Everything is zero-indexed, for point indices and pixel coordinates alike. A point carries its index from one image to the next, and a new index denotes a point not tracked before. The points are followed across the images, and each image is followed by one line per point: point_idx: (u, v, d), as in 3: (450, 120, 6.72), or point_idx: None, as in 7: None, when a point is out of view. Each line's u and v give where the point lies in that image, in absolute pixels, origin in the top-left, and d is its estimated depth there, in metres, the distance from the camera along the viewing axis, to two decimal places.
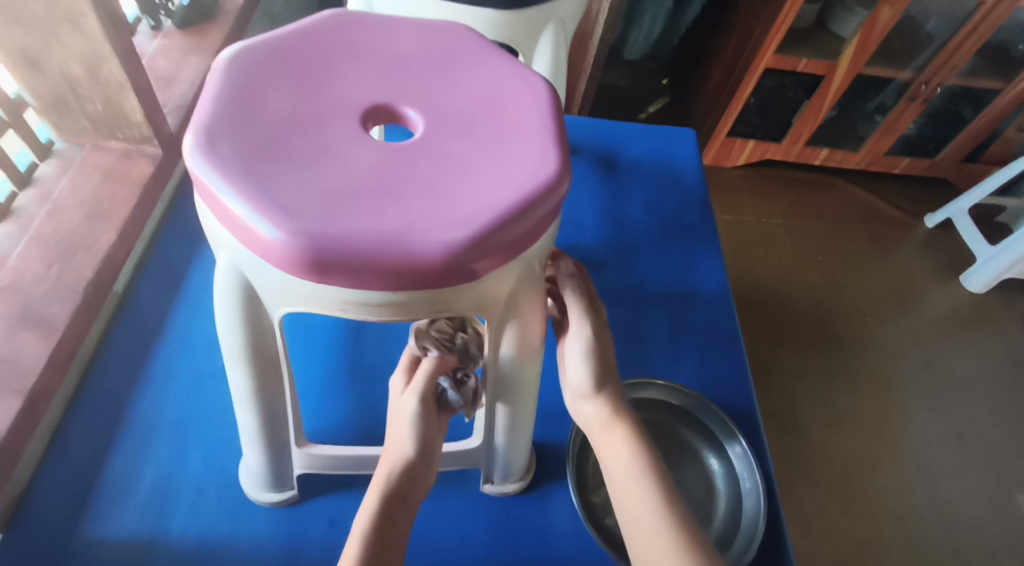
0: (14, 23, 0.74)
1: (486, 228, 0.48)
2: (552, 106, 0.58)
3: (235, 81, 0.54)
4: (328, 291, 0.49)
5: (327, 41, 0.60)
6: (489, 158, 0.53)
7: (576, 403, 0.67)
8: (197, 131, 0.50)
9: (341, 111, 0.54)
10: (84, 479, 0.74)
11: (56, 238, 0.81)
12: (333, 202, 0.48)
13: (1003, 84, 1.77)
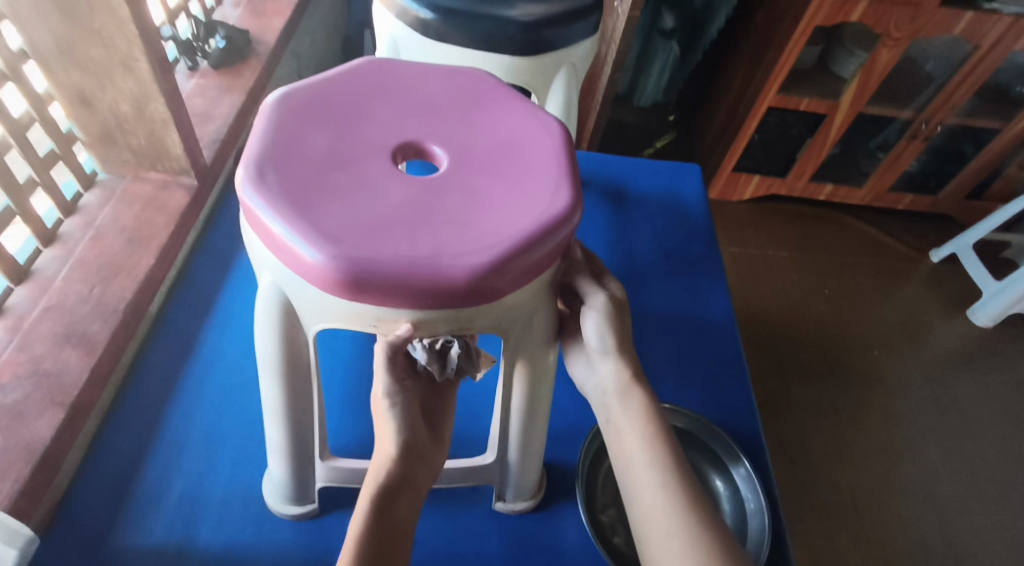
0: (74, 67, 0.81)
1: (506, 256, 0.53)
2: (567, 143, 0.63)
3: (281, 121, 0.59)
4: (360, 309, 0.54)
5: (362, 83, 0.66)
6: (510, 191, 0.57)
7: (594, 366, 0.69)
8: (248, 166, 0.55)
9: (375, 147, 0.59)
10: (118, 489, 0.78)
11: (98, 261, 0.86)
12: (368, 230, 0.52)
13: (1002, 124, 1.82)
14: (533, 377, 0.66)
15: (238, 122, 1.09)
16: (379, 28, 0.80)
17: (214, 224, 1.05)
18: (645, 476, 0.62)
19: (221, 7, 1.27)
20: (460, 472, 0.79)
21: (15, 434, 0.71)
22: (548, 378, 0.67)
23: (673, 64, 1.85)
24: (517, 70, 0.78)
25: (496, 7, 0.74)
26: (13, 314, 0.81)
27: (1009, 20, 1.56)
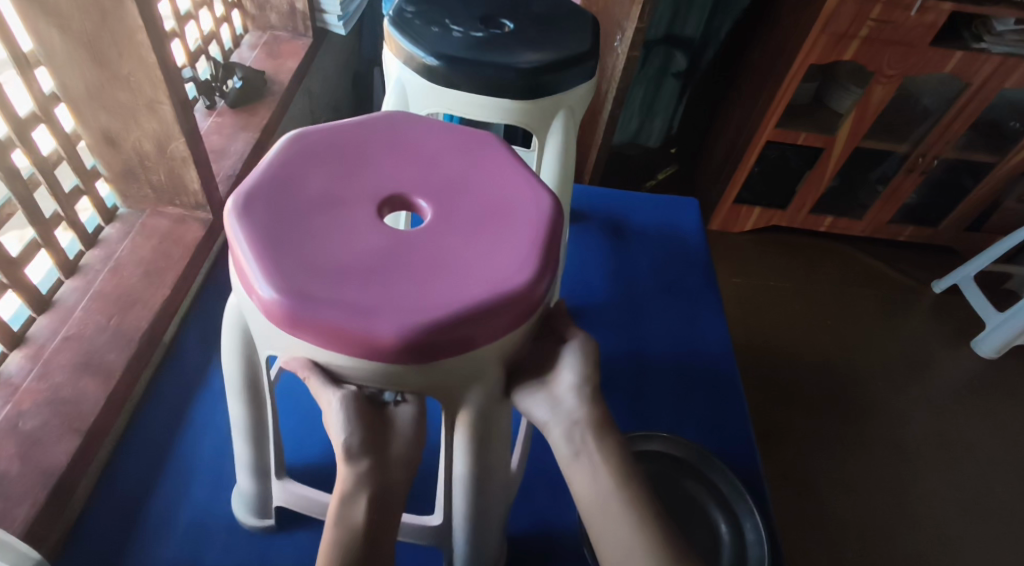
0: (102, 109, 0.86)
1: (445, 324, 0.52)
2: (553, 221, 0.61)
3: (283, 156, 0.62)
4: (305, 348, 0.55)
5: (371, 129, 0.67)
6: (479, 256, 0.57)
7: (563, 418, 0.66)
8: (237, 194, 0.58)
9: (359, 194, 0.60)
10: (129, 515, 0.80)
11: (117, 292, 0.90)
12: (323, 275, 0.53)
13: (997, 158, 1.86)
14: (476, 429, 0.63)
15: (252, 158, 1.14)
16: (387, 73, 0.84)
17: (226, 254, 1.08)
18: (616, 520, 0.61)
19: (238, 49, 1.33)
20: (409, 526, 0.77)
21: (32, 460, 0.74)
22: (497, 430, 0.64)
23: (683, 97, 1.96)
24: (518, 112, 0.80)
25: (498, 55, 0.78)
26: (35, 343, 0.84)
27: (999, 60, 1.61)
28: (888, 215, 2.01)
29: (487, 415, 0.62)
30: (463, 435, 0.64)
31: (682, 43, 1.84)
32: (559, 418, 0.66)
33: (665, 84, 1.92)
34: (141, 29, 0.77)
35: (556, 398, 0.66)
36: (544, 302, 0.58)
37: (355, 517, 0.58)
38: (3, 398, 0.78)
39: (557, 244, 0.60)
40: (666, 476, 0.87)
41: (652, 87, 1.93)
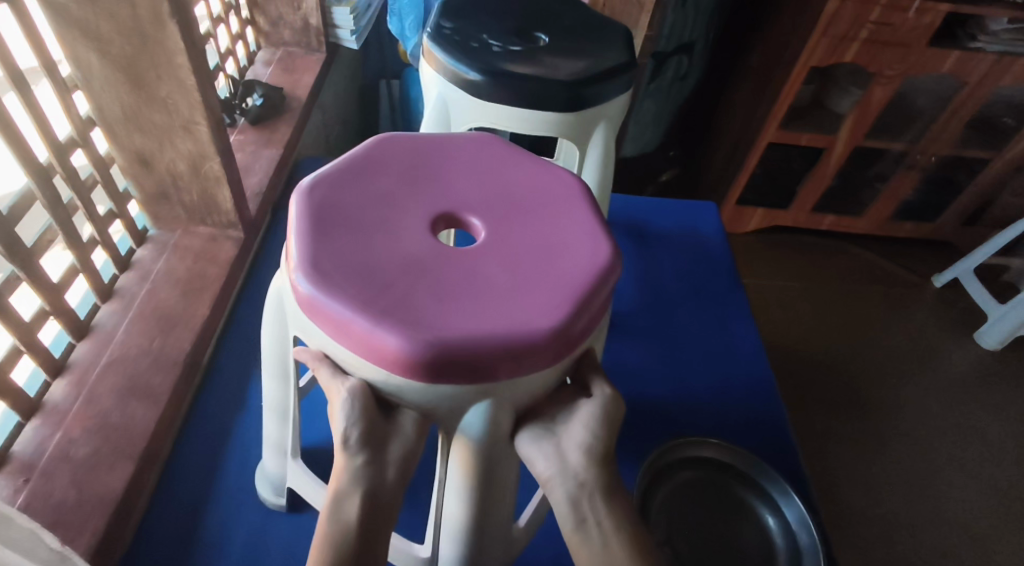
0: (138, 131, 0.86)
1: (448, 347, 0.52)
2: (601, 276, 0.59)
3: (365, 153, 0.66)
4: (322, 332, 0.57)
5: (454, 148, 0.70)
6: (511, 291, 0.56)
7: (569, 477, 0.61)
8: (314, 177, 0.63)
9: (418, 205, 0.62)
10: (183, 539, 0.79)
11: (156, 314, 0.89)
12: (353, 270, 0.55)
13: (992, 154, 1.89)
14: (474, 459, 0.61)
15: (276, 175, 1.14)
16: (426, 89, 0.86)
17: (258, 272, 1.08)
18: None
19: (252, 65, 1.32)
20: (399, 553, 0.74)
21: (87, 487, 0.73)
22: (501, 464, 0.62)
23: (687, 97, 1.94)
24: (558, 125, 0.81)
25: (538, 69, 0.80)
26: (78, 369, 0.83)
27: (995, 56, 1.64)
28: (888, 211, 2.04)
29: (490, 447, 0.60)
30: (459, 465, 0.62)
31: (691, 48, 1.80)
32: (563, 476, 0.61)
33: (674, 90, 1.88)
34: (181, 52, 0.77)
35: (561, 455, 0.62)
36: (567, 352, 0.56)
37: (347, 517, 0.57)
38: (53, 426, 0.78)
39: (596, 301, 0.58)
40: (717, 484, 0.88)
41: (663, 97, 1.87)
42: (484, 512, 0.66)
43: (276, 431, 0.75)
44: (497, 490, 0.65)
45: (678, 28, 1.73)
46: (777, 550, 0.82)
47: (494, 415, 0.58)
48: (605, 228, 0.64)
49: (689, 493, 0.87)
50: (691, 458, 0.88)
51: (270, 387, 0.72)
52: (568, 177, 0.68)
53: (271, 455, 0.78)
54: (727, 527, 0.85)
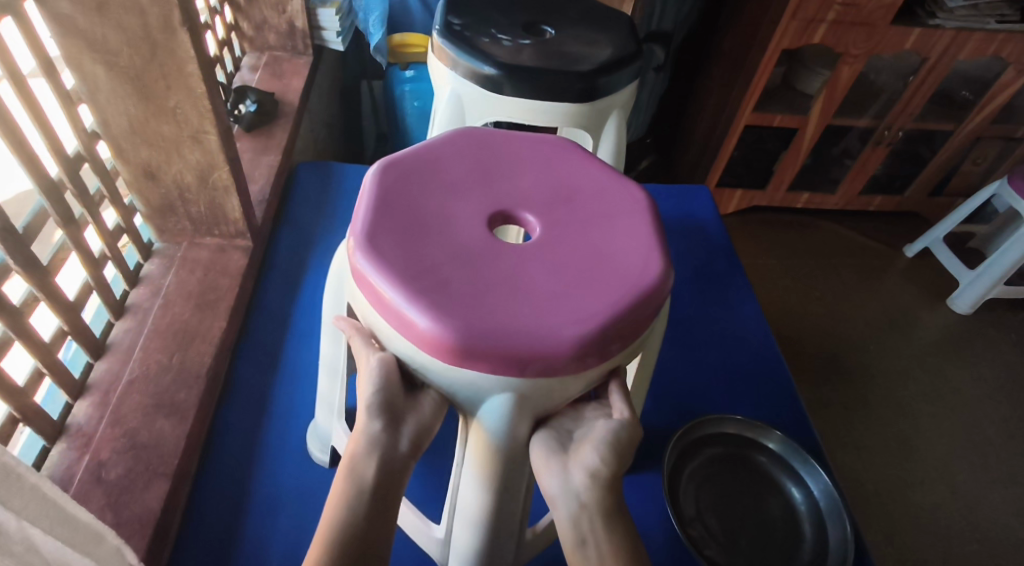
0: (145, 143, 0.84)
1: (473, 339, 0.50)
2: (648, 297, 0.55)
3: (443, 140, 0.67)
4: (364, 303, 0.57)
5: (527, 146, 0.68)
6: (551, 294, 0.54)
7: (571, 490, 0.57)
8: (394, 155, 0.64)
9: (478, 195, 0.61)
10: (222, 553, 0.77)
11: (173, 329, 0.88)
12: (403, 250, 0.55)
13: (953, 127, 1.96)
14: (491, 452, 0.57)
15: (276, 182, 1.13)
16: (438, 87, 0.87)
17: (266, 280, 1.06)
18: None
19: (239, 71, 1.30)
20: (418, 530, 0.72)
21: (124, 509, 0.71)
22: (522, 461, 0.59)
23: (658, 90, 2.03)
24: (575, 115, 0.83)
25: (554, 62, 0.82)
26: (99, 390, 0.81)
27: (952, 33, 1.69)
28: (860, 186, 2.10)
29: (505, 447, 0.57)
30: (473, 460, 0.59)
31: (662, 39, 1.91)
32: (567, 492, 0.57)
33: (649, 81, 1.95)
34: (192, 60, 0.76)
35: (566, 474, 0.57)
36: (597, 361, 0.53)
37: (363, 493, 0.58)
38: (79, 449, 0.76)
39: (637, 319, 0.54)
40: (741, 457, 0.90)
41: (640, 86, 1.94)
42: (502, 512, 0.62)
43: (325, 388, 0.78)
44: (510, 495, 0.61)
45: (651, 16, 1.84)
46: (801, 519, 0.85)
47: (516, 415, 0.55)
48: (664, 250, 0.59)
49: (715, 468, 0.89)
50: (716, 434, 0.90)
51: (326, 349, 0.74)
52: (640, 193, 0.64)
53: (321, 412, 0.81)
54: (752, 498, 0.87)
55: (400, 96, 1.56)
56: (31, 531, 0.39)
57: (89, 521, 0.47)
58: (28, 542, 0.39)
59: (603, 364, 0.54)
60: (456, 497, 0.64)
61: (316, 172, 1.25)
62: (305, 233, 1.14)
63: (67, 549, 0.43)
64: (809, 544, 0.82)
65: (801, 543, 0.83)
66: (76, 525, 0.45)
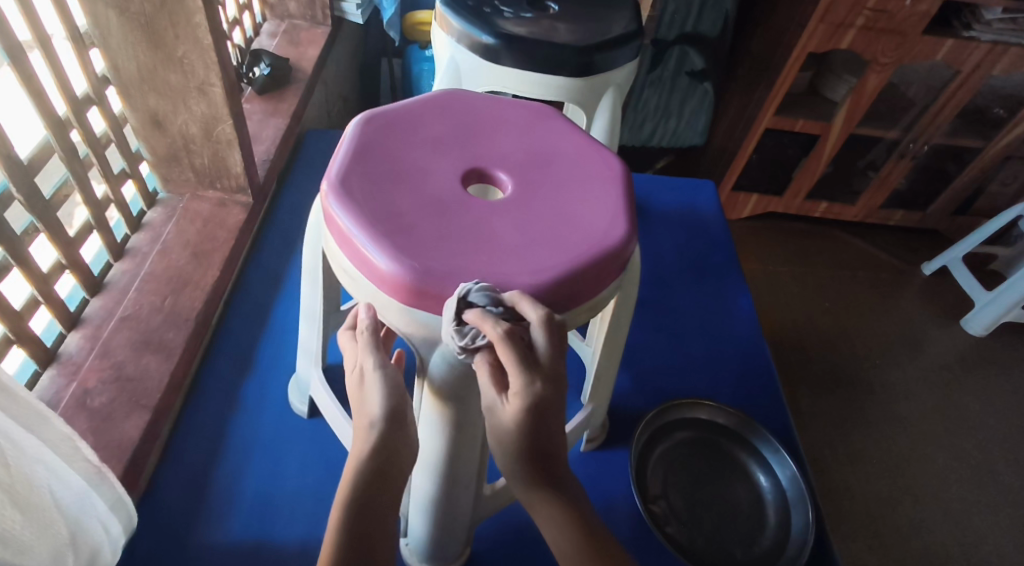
0: (152, 91, 0.87)
1: (429, 282, 0.51)
2: (608, 259, 0.56)
3: (429, 101, 0.68)
4: (333, 246, 0.59)
5: (512, 112, 0.69)
6: (512, 247, 0.55)
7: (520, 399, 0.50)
8: (379, 109, 0.65)
9: (454, 152, 0.62)
10: (195, 491, 0.80)
11: (168, 274, 0.90)
12: (372, 195, 0.56)
13: (983, 144, 1.89)
14: (443, 407, 0.59)
15: (283, 144, 1.16)
16: (438, 54, 0.90)
17: (264, 238, 1.08)
18: None
19: (257, 37, 1.33)
20: None
21: (104, 436, 0.74)
22: (474, 416, 0.60)
23: (706, 98, 1.86)
24: (571, 90, 0.85)
25: (552, 36, 0.84)
26: (91, 324, 0.84)
27: (987, 46, 1.63)
28: (880, 200, 2.05)
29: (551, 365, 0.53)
30: (428, 417, 0.61)
31: (699, 41, 1.74)
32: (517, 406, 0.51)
33: (680, 86, 1.82)
34: (199, 11, 0.79)
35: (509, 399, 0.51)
36: (549, 314, 0.54)
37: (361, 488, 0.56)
38: (68, 376, 0.79)
39: (593, 278, 0.55)
40: (711, 443, 0.91)
41: (667, 90, 1.82)
42: (457, 467, 0.63)
43: (305, 336, 0.80)
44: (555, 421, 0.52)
45: (679, 16, 1.69)
46: (767, 507, 0.86)
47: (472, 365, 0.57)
48: (631, 218, 0.60)
49: (685, 452, 0.90)
50: (689, 418, 0.91)
51: (304, 295, 0.76)
52: (617, 164, 0.65)
53: (302, 360, 0.83)
54: (720, 484, 0.88)
55: (418, 75, 1.58)
56: None
57: (31, 399, 0.49)
58: None
59: (556, 318, 0.55)
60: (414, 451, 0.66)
61: (324, 139, 1.27)
62: (307, 198, 1.16)
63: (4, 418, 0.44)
64: (771, 533, 0.83)
65: (764, 531, 0.84)
66: (20, 401, 0.47)
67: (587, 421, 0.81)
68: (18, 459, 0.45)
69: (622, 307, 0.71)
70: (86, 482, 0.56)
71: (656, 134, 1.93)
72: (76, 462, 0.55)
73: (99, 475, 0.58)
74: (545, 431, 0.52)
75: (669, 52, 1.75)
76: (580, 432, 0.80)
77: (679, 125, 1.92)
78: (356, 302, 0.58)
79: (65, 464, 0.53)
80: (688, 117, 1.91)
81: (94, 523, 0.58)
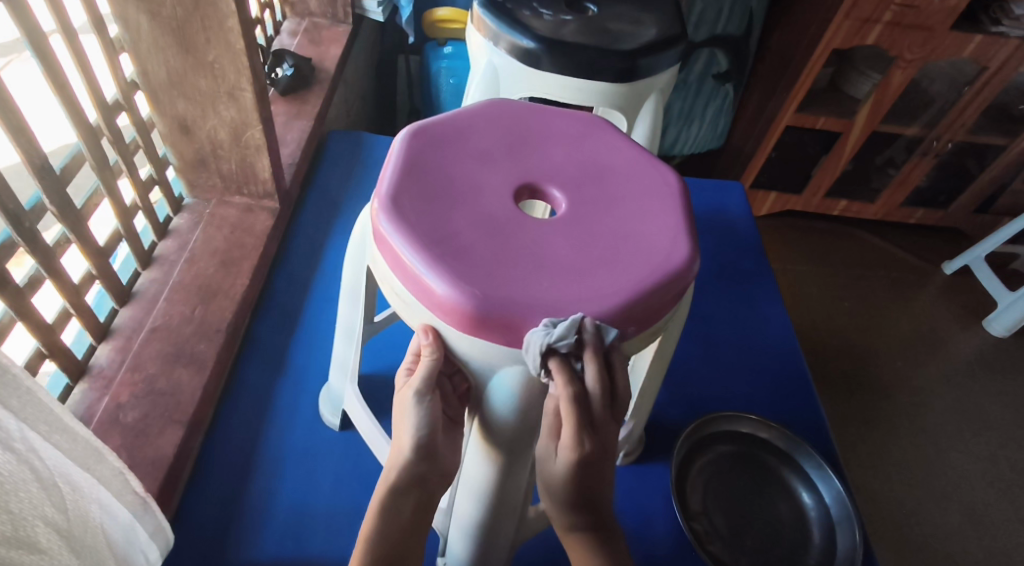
0: (181, 96, 0.85)
1: (491, 308, 0.49)
2: (672, 283, 0.54)
3: (475, 111, 0.65)
4: (384, 265, 0.57)
5: (561, 122, 0.67)
6: (573, 271, 0.53)
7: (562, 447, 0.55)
8: (425, 121, 0.63)
9: (506, 167, 0.60)
10: (229, 505, 0.78)
11: (196, 283, 0.88)
12: (425, 215, 0.54)
13: (1007, 142, 1.82)
14: (492, 439, 0.58)
15: (307, 147, 1.14)
16: (475, 57, 0.90)
17: (291, 244, 1.07)
18: None
19: (278, 36, 1.31)
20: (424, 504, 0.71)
21: (138, 452, 0.73)
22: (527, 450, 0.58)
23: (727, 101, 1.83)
24: (612, 94, 0.85)
25: (592, 40, 0.84)
26: (122, 335, 0.83)
27: (1016, 43, 1.56)
28: (900, 198, 1.97)
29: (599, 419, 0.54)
30: (477, 444, 0.59)
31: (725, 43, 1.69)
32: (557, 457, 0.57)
33: (705, 89, 1.78)
34: (232, 15, 0.76)
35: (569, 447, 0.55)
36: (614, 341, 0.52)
37: (400, 514, 0.56)
38: (100, 390, 0.77)
39: (656, 303, 0.53)
40: (753, 458, 0.89)
41: (691, 94, 1.78)
42: (506, 490, 0.61)
43: (341, 350, 0.78)
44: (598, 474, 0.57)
45: (710, 16, 1.63)
46: (811, 526, 0.84)
47: (527, 391, 0.55)
48: (692, 238, 0.58)
49: (726, 466, 0.89)
50: (731, 432, 0.90)
51: (342, 308, 0.74)
52: (673, 178, 0.62)
53: (336, 373, 0.81)
54: (762, 501, 0.86)
55: (436, 73, 1.54)
56: (30, 435, 0.41)
57: (86, 438, 0.49)
58: (29, 445, 0.40)
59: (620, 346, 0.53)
60: (459, 473, 0.64)
61: (347, 141, 1.25)
62: (331, 203, 1.14)
63: (63, 458, 0.45)
64: (815, 553, 0.81)
65: (808, 549, 0.83)
66: (75, 439, 0.47)
67: (627, 439, 0.79)
68: (75, 498, 0.45)
69: (673, 325, 0.69)
70: (131, 513, 0.55)
71: (677, 140, 1.89)
72: (125, 496, 0.54)
73: (144, 505, 0.57)
74: (587, 486, 0.57)
75: (698, 55, 1.69)
76: (619, 449, 0.78)
77: (700, 131, 1.87)
78: (408, 325, 0.56)
79: (116, 500, 0.53)
80: (709, 122, 1.86)
81: (137, 551, 0.57)
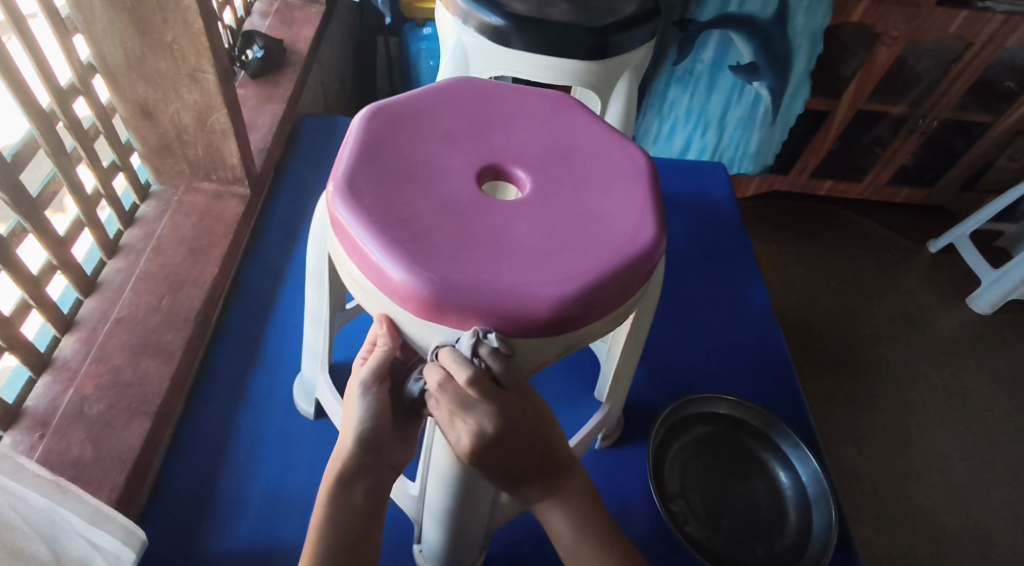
0: (140, 79, 0.82)
1: (450, 293, 0.48)
2: (638, 263, 0.53)
3: (437, 90, 0.64)
4: (342, 251, 0.55)
5: (527, 102, 0.65)
6: (535, 253, 0.51)
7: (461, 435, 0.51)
8: (384, 103, 0.61)
9: (468, 149, 0.58)
10: (201, 495, 0.77)
11: (164, 272, 0.87)
12: (383, 197, 0.53)
13: (992, 119, 1.80)
14: None
15: (279, 132, 1.11)
16: (445, 37, 0.88)
17: (264, 230, 1.05)
18: None
19: (249, 17, 1.27)
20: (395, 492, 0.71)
21: (103, 445, 0.71)
22: None
23: (756, 106, 1.57)
24: (584, 72, 0.83)
25: (565, 17, 0.82)
26: (86, 326, 0.80)
27: (1001, 18, 1.54)
28: (885, 177, 1.95)
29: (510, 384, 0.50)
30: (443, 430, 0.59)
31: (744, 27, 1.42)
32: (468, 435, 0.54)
33: (722, 88, 1.54)
34: None
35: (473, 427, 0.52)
36: (575, 325, 0.51)
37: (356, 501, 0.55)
38: (64, 382, 0.75)
39: (620, 285, 0.52)
40: (731, 439, 0.89)
41: (705, 91, 1.55)
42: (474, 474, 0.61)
43: (311, 336, 0.77)
44: (519, 445, 0.50)
45: None
46: (787, 505, 0.84)
47: None
48: (659, 218, 0.56)
49: (704, 447, 0.88)
50: (709, 413, 0.89)
51: (309, 295, 0.73)
52: (640, 158, 0.61)
53: (307, 361, 0.80)
54: (739, 480, 0.86)
55: (416, 54, 1.52)
56: None
57: None
58: None
59: (582, 331, 0.52)
60: (428, 460, 0.63)
61: (322, 126, 1.22)
62: (305, 189, 1.12)
63: None
64: (791, 531, 0.81)
65: (784, 528, 0.83)
66: None
67: (603, 422, 0.78)
68: None
69: (644, 307, 0.68)
70: (46, 497, 0.53)
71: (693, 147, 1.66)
72: (27, 478, 0.52)
73: (61, 489, 0.56)
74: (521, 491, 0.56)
75: (710, 43, 1.45)
76: (596, 432, 0.78)
77: (721, 138, 1.64)
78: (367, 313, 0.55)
79: (16, 482, 0.51)
80: (734, 129, 1.62)
81: (70, 538, 0.55)
